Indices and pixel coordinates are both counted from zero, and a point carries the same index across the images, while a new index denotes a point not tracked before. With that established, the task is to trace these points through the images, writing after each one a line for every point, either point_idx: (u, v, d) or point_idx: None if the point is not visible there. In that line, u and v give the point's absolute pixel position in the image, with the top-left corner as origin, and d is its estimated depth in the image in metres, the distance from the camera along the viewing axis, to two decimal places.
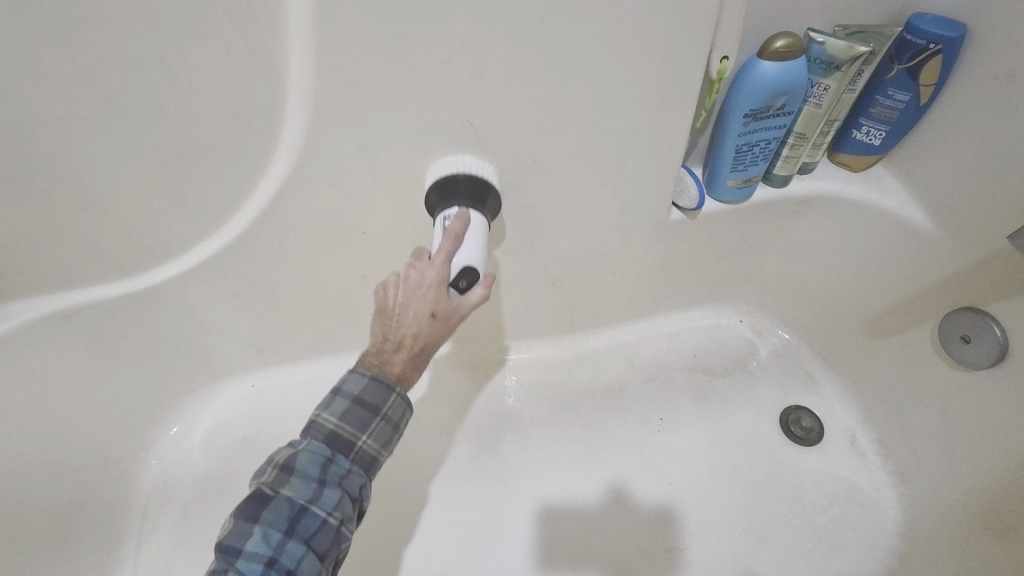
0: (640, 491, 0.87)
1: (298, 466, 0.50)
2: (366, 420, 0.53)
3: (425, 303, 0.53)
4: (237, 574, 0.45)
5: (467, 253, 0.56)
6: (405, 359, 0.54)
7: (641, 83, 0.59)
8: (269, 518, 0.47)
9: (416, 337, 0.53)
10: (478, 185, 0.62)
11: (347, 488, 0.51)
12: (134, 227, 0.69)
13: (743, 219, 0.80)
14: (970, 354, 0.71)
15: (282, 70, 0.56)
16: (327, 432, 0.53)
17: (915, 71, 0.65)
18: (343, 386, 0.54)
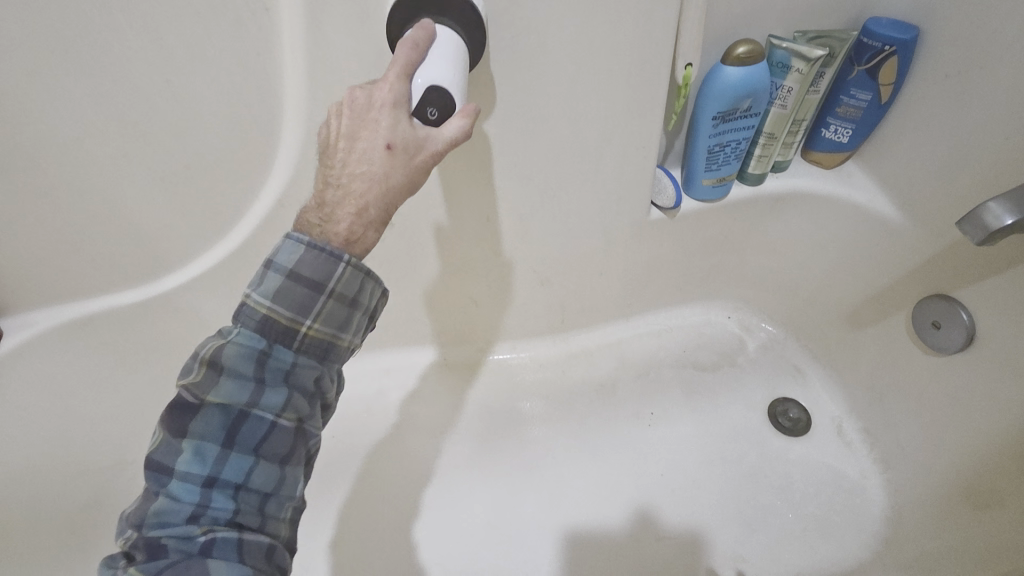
0: (639, 482, 0.90)
1: (227, 366, 0.44)
2: (308, 299, 0.46)
3: (380, 136, 0.46)
4: (174, 493, 0.43)
5: (427, 78, 0.48)
6: (356, 207, 0.46)
7: (613, 89, 0.63)
8: (203, 430, 0.44)
9: (369, 176, 0.46)
10: (445, 6, 0.52)
11: (293, 389, 0.47)
12: (144, 238, 0.74)
13: (721, 217, 0.84)
14: (942, 339, 0.74)
15: (280, 87, 0.61)
16: (260, 317, 0.46)
17: (874, 72, 0.69)
18: (276, 258, 0.46)
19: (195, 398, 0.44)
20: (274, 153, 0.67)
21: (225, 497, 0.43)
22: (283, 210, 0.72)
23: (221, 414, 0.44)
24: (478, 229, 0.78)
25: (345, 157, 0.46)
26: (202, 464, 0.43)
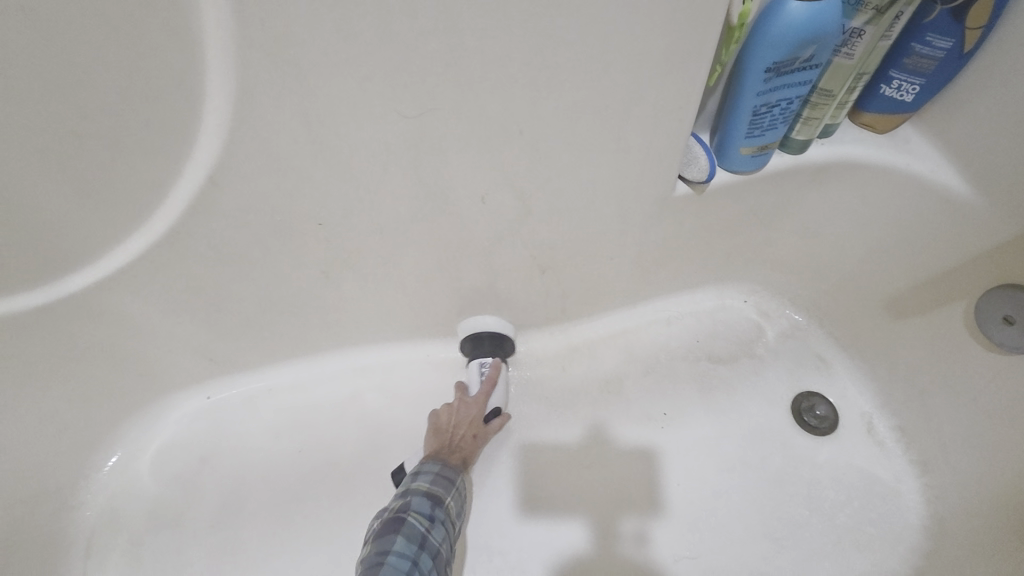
0: (624, 431, 0.84)
1: (414, 506, 0.60)
2: (449, 489, 0.65)
3: (471, 428, 0.78)
4: (394, 565, 0.52)
5: (496, 395, 0.81)
6: (458, 463, 0.75)
7: (652, 32, 0.48)
8: (406, 532, 0.56)
9: (466, 450, 0.76)
10: (498, 339, 0.83)
11: (447, 531, 0.60)
12: (36, 228, 0.57)
13: (754, 192, 0.71)
14: (1015, 337, 0.63)
15: (197, 24, 0.44)
16: (424, 491, 0.63)
17: (962, 12, 0.55)
18: (422, 469, 0.67)
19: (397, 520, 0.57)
20: (195, 115, 0.50)
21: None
22: (216, 190, 0.56)
23: (416, 529, 0.57)
24: (468, 208, 0.63)
25: (451, 435, 0.77)
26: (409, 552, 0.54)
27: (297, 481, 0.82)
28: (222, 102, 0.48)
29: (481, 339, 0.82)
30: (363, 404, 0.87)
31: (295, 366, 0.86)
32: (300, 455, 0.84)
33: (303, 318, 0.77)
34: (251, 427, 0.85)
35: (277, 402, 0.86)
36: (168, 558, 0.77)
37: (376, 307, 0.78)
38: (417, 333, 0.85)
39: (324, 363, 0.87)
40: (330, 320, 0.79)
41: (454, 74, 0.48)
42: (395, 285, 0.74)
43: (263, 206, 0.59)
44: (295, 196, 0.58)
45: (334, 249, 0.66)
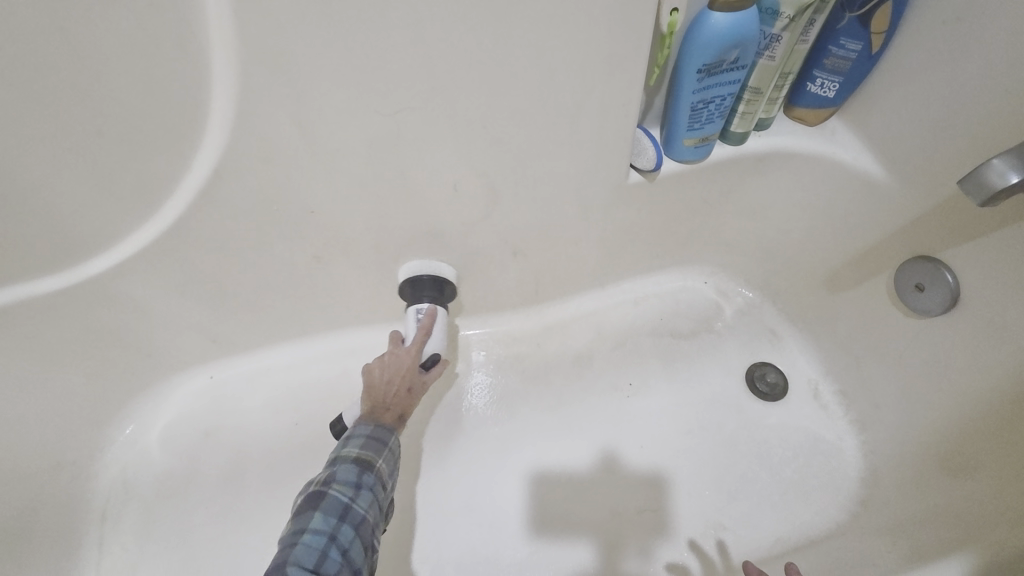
0: (631, 456, 0.88)
1: (338, 477, 0.59)
2: (382, 449, 0.64)
3: (405, 381, 0.71)
4: (307, 545, 0.53)
5: (433, 341, 0.77)
6: (396, 416, 0.69)
7: (593, 40, 0.56)
8: (325, 508, 0.56)
9: (401, 408, 0.70)
10: (433, 284, 0.81)
11: (378, 493, 0.61)
12: (59, 218, 0.64)
13: (702, 179, 0.80)
14: (925, 301, 0.73)
15: (204, 38, 0.52)
16: (352, 456, 0.62)
17: (867, 20, 0.64)
18: (354, 430, 0.65)
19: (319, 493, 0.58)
20: (203, 116, 0.57)
21: (338, 555, 0.53)
22: (221, 181, 0.64)
23: (337, 500, 0.57)
24: (444, 196, 0.71)
25: (384, 393, 0.70)
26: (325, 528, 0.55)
27: (294, 452, 0.89)
28: (226, 105, 0.56)
29: (421, 283, 0.81)
30: (354, 382, 0.94)
31: (290, 347, 0.94)
32: (298, 428, 0.91)
33: (297, 301, 0.85)
34: (251, 404, 0.92)
35: (275, 380, 0.94)
36: (177, 522, 0.84)
37: (365, 290, 0.85)
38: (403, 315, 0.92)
39: (318, 345, 0.94)
40: (323, 303, 0.86)
41: (426, 77, 0.56)
42: (381, 268, 0.82)
43: (261, 196, 0.66)
44: (289, 186, 0.66)
45: (324, 234, 0.74)
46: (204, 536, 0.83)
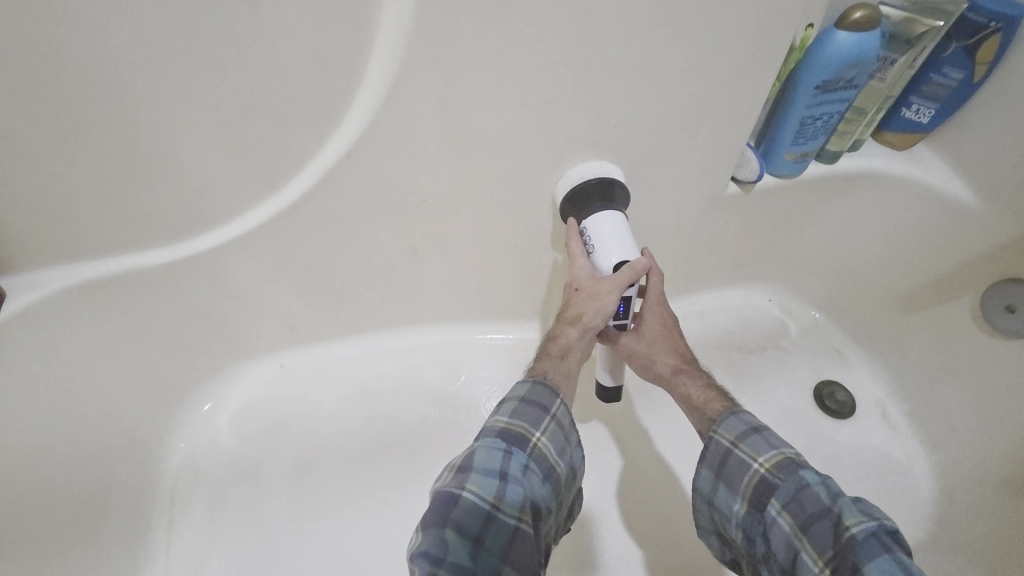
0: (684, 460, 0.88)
1: (477, 464, 0.49)
2: (538, 420, 0.53)
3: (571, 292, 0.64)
4: None
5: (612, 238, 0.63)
6: (572, 326, 0.61)
7: (733, 49, 0.59)
8: (461, 516, 0.47)
9: (572, 319, 0.62)
10: (603, 185, 0.66)
11: (530, 483, 0.49)
12: (187, 190, 0.65)
13: (792, 195, 0.82)
14: (1016, 323, 0.74)
15: (374, 21, 0.54)
16: (500, 430, 0.52)
17: (972, 50, 0.67)
18: (509, 393, 0.56)
19: (453, 492, 0.48)
20: (350, 97, 0.59)
21: None
22: (349, 164, 0.65)
23: (474, 506, 0.47)
24: (554, 194, 0.72)
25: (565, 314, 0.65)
26: (462, 554, 0.46)
27: (365, 445, 0.88)
28: (379, 87, 0.58)
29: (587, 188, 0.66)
30: (426, 378, 0.94)
31: (363, 341, 0.93)
32: (369, 421, 0.90)
33: (384, 293, 0.85)
34: (321, 395, 0.91)
35: (345, 374, 0.93)
36: (247, 509, 0.83)
37: (450, 285, 0.86)
38: (479, 315, 0.93)
39: (391, 339, 0.94)
40: (407, 296, 0.87)
41: (574, 73, 0.58)
42: (473, 265, 0.82)
43: (384, 181, 0.68)
44: (411, 174, 0.67)
45: (429, 225, 0.75)
46: (273, 522, 0.82)
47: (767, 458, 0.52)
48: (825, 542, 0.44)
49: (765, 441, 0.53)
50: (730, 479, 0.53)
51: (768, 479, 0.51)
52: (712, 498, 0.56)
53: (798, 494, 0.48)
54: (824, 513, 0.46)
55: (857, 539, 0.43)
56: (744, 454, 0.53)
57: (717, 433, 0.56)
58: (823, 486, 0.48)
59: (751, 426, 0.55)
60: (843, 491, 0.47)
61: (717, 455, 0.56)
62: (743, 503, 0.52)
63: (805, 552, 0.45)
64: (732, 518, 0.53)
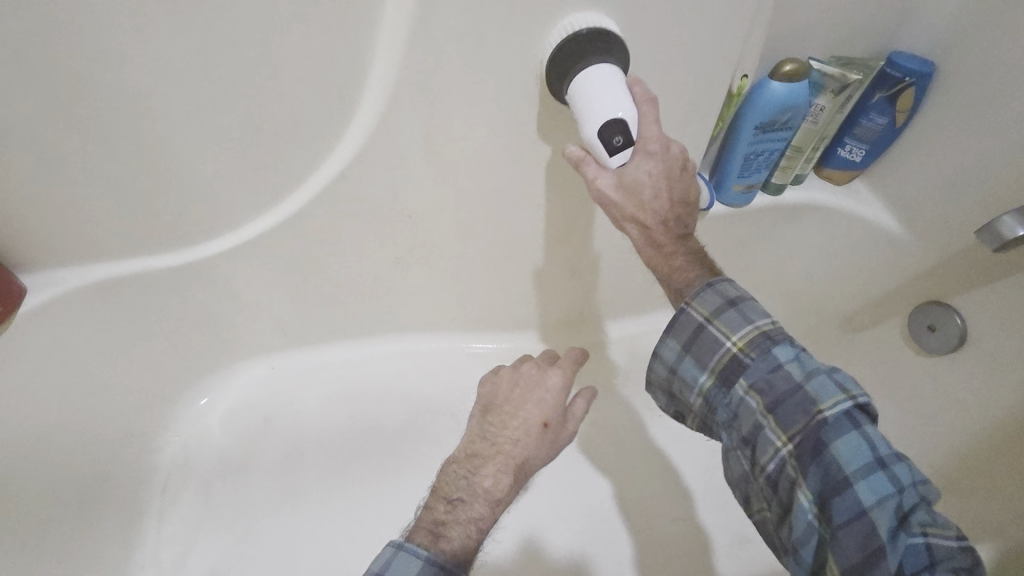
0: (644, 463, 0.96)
1: None
2: None
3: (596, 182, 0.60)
4: None
5: (625, 109, 0.55)
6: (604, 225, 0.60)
7: (680, 93, 0.68)
8: None
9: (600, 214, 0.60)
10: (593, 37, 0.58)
11: None
12: (196, 201, 0.72)
13: (742, 222, 0.91)
14: (937, 341, 0.83)
15: (370, 59, 0.63)
16: None
17: (893, 99, 0.77)
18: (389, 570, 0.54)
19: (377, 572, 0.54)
20: (347, 123, 0.68)
21: None
22: (343, 181, 0.73)
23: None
24: (526, 213, 0.81)
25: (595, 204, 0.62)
26: None
27: (348, 442, 0.95)
28: (372, 114, 0.67)
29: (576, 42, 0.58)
30: (407, 383, 1.00)
31: (350, 345, 1.00)
32: (353, 420, 0.97)
33: (370, 301, 0.93)
34: (309, 395, 0.98)
35: (331, 376, 0.99)
36: (235, 500, 0.88)
37: (432, 295, 0.93)
38: (458, 324, 1.00)
39: (376, 345, 1.01)
40: (392, 305, 0.94)
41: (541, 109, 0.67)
42: (452, 278, 0.90)
43: (374, 198, 0.76)
44: (398, 192, 0.75)
45: (413, 240, 0.83)
46: (259, 514, 0.87)
47: (741, 335, 0.54)
48: (795, 419, 0.49)
49: (740, 317, 0.54)
50: (702, 352, 0.56)
51: (741, 358, 0.53)
52: (675, 367, 0.58)
53: (770, 374, 0.51)
54: (796, 391, 0.50)
55: (829, 419, 0.48)
56: (718, 330, 0.55)
57: (692, 305, 0.57)
58: (797, 365, 0.51)
59: (729, 299, 0.56)
60: (818, 368, 0.51)
61: (688, 327, 0.57)
62: (712, 375, 0.55)
63: (775, 428, 0.50)
64: (696, 387, 0.56)
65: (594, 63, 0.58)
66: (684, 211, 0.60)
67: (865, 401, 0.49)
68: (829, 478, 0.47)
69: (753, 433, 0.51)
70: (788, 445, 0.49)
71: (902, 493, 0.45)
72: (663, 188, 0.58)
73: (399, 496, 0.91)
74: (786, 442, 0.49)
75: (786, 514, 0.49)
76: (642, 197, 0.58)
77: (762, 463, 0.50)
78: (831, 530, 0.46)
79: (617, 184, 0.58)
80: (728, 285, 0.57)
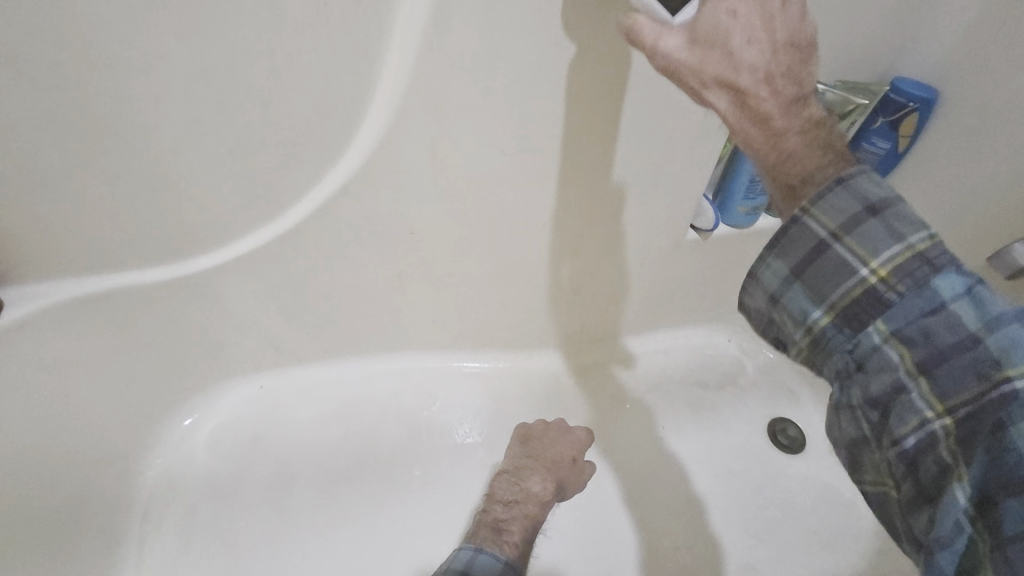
0: (646, 487, 0.94)
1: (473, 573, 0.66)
2: None
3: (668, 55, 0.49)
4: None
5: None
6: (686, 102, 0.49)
7: None
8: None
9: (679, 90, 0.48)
10: None
11: None
12: (191, 213, 0.70)
13: (744, 243, 0.91)
14: None
15: (378, 72, 0.61)
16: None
17: (896, 124, 0.78)
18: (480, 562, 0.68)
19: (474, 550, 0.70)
20: (351, 136, 0.66)
21: None
22: (344, 197, 0.71)
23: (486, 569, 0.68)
24: (530, 232, 0.79)
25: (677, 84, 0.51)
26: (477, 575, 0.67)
27: (340, 465, 0.91)
28: (378, 128, 0.65)
29: None
30: (402, 403, 0.97)
31: (344, 364, 0.97)
32: (347, 441, 0.93)
33: (368, 319, 0.90)
34: (299, 415, 0.94)
35: (324, 395, 0.96)
36: (222, 526, 0.84)
37: (431, 314, 0.91)
38: (456, 343, 0.98)
39: (371, 363, 0.98)
40: (390, 323, 0.92)
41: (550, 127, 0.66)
42: (453, 296, 0.88)
43: (376, 214, 0.74)
44: (401, 207, 0.74)
45: (414, 257, 0.81)
46: (246, 540, 0.83)
47: (884, 261, 0.40)
48: (957, 385, 0.37)
49: (882, 234, 0.41)
50: (821, 276, 0.42)
51: (881, 293, 0.40)
52: (778, 294, 0.45)
53: (925, 319, 0.38)
54: (967, 345, 0.37)
55: (1022, 393, 0.34)
56: (849, 250, 0.41)
57: (811, 214, 0.43)
58: (972, 308, 0.37)
59: (868, 203, 0.41)
60: (1008, 314, 0.36)
61: (804, 245, 0.43)
62: (831, 312, 0.42)
63: (928, 395, 0.38)
64: (805, 323, 0.43)
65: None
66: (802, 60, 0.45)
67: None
68: (1000, 472, 0.35)
69: (888, 395, 0.39)
70: (943, 417, 0.37)
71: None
72: (756, 30, 0.44)
73: (392, 521, 0.87)
74: (940, 412, 0.37)
75: (923, 502, 0.38)
76: (730, 47, 0.45)
77: (897, 434, 0.39)
78: (991, 540, 0.35)
79: (690, 41, 0.46)
80: (868, 182, 0.42)
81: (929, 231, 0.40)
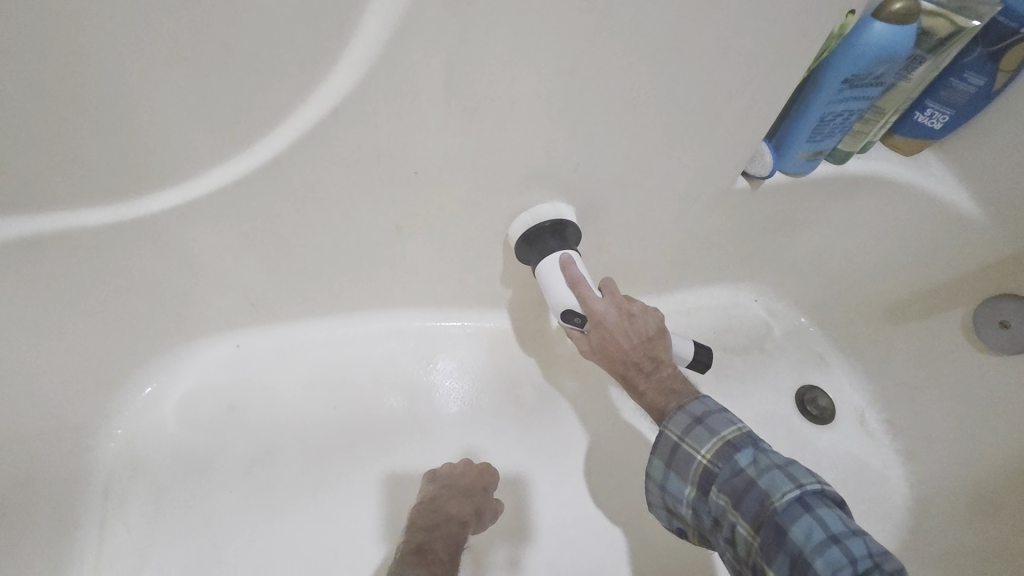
0: None
1: None
2: None
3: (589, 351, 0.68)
4: None
5: (569, 297, 0.65)
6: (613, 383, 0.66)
7: (773, 32, 0.54)
8: None
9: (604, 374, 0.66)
10: (554, 228, 0.69)
11: None
12: (141, 139, 0.56)
13: (796, 194, 0.79)
14: (1007, 338, 0.74)
15: None
16: None
17: (997, 56, 0.64)
18: None
19: None
20: (344, 43, 0.51)
21: None
22: (335, 123, 0.57)
23: None
24: (559, 172, 0.66)
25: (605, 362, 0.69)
26: None
27: (331, 436, 0.81)
28: (379, 34, 0.50)
29: (543, 230, 0.69)
30: (399, 366, 0.87)
31: (334, 322, 0.86)
32: (336, 411, 0.83)
33: (360, 274, 0.78)
34: (281, 379, 0.83)
35: (310, 357, 0.85)
36: (195, 505, 0.74)
37: (435, 268, 0.79)
38: (460, 300, 0.86)
39: (362, 320, 0.86)
40: (386, 278, 0.80)
41: (599, 42, 0.52)
42: (461, 248, 0.76)
43: (374, 148, 0.60)
44: (404, 141, 0.60)
45: (418, 202, 0.68)
46: (221, 524, 0.73)
47: (708, 448, 0.57)
48: (754, 513, 0.51)
49: (707, 431, 0.58)
50: (680, 469, 0.58)
51: (710, 468, 0.56)
52: (664, 485, 0.60)
53: (734, 476, 0.54)
54: (753, 487, 0.53)
55: (783, 509, 0.50)
56: (689, 446, 0.58)
57: (666, 428, 0.60)
58: (754, 465, 0.54)
59: (696, 418, 0.59)
60: (771, 463, 0.53)
61: (666, 448, 0.59)
62: (693, 487, 0.57)
63: (744, 521, 0.52)
64: (684, 500, 0.58)
65: (553, 250, 0.68)
66: (661, 347, 0.65)
67: (816, 488, 0.51)
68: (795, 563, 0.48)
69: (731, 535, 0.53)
70: (755, 537, 0.51)
71: (856, 564, 0.46)
72: (625, 338, 0.64)
73: (390, 499, 0.78)
74: (754, 536, 0.51)
75: None
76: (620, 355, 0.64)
77: (745, 559, 0.52)
78: None
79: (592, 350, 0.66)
80: (698, 404, 0.60)
81: (728, 419, 0.58)
